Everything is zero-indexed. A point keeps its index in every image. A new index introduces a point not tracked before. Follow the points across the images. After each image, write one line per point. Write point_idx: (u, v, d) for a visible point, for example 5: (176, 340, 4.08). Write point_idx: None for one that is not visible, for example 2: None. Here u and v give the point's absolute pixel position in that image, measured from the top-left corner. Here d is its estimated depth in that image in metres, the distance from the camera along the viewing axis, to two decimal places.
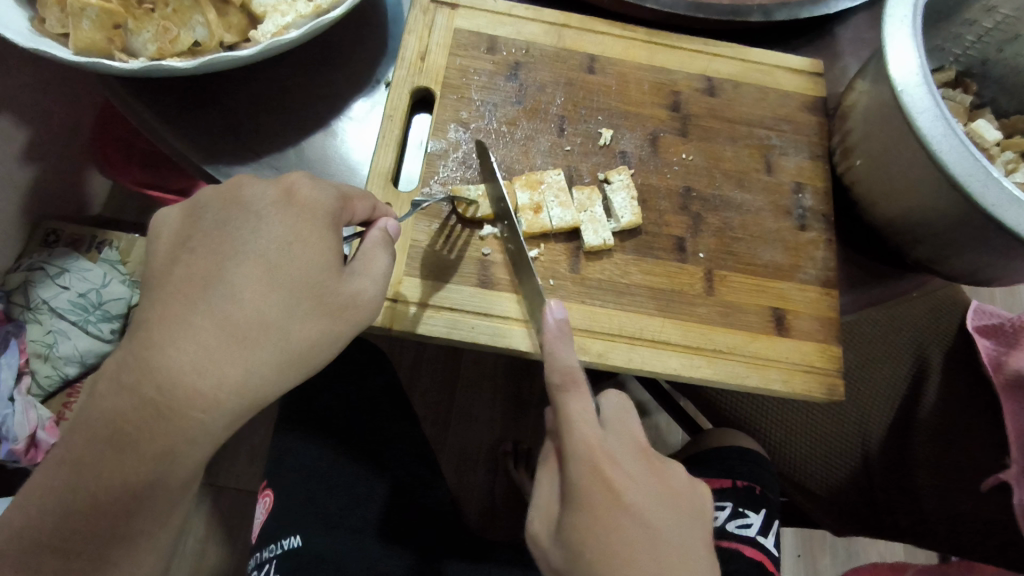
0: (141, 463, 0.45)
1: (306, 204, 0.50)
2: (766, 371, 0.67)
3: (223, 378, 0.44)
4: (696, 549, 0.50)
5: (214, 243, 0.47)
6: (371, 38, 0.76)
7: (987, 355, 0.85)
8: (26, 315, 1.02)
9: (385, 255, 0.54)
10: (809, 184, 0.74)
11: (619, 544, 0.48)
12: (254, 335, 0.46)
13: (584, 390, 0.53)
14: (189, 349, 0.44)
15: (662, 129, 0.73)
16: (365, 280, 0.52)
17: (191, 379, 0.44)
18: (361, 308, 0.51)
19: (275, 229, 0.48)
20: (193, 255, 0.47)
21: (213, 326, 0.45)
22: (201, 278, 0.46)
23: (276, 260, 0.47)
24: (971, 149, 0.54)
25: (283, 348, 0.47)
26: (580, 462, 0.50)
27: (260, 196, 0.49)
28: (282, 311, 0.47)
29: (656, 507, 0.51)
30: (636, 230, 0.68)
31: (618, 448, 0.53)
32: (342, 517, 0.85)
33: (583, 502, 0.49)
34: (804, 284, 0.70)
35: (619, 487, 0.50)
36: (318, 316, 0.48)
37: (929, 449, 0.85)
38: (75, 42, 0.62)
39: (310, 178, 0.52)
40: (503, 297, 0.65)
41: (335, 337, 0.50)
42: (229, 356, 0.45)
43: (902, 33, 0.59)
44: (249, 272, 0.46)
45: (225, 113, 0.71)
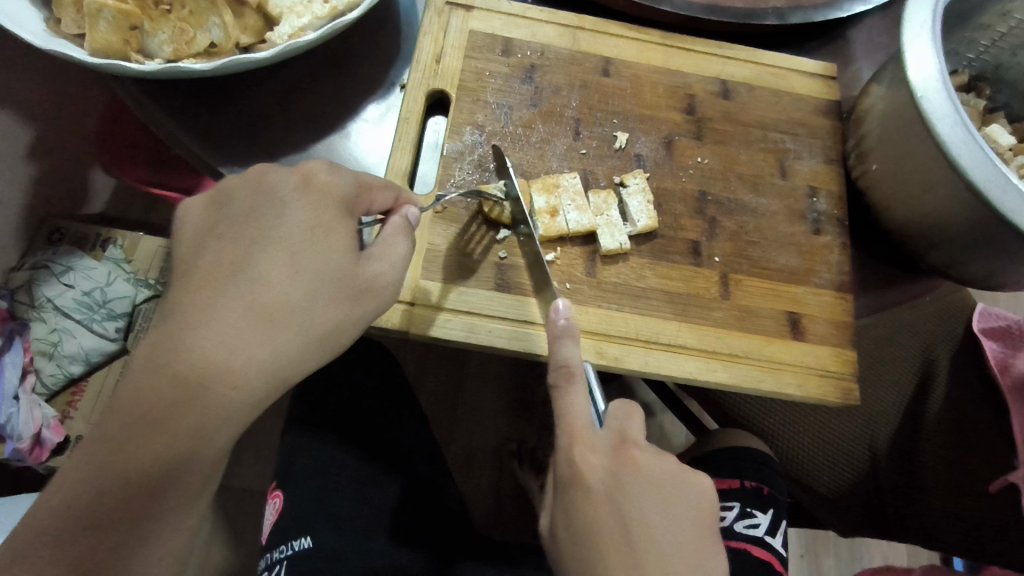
0: (177, 440, 0.44)
1: (323, 191, 0.50)
2: (780, 375, 0.67)
3: (252, 357, 0.45)
4: (651, 521, 0.48)
5: (240, 232, 0.47)
6: (385, 38, 0.76)
7: (993, 357, 0.86)
8: (31, 314, 1.01)
9: (405, 241, 0.53)
10: (824, 188, 0.74)
11: (584, 527, 0.48)
12: (281, 316, 0.46)
13: (578, 382, 0.54)
14: (216, 334, 0.44)
15: (677, 133, 0.73)
16: (383, 263, 0.51)
17: (217, 364, 0.44)
18: (382, 291, 0.51)
19: (296, 216, 0.48)
20: (219, 243, 0.47)
21: (237, 311, 0.45)
22: (228, 263, 0.46)
23: (297, 244, 0.48)
24: (988, 156, 0.54)
25: (307, 329, 0.47)
26: (560, 454, 0.51)
27: (279, 184, 0.49)
28: (305, 294, 0.47)
29: (615, 476, 0.49)
30: (652, 234, 0.69)
31: (603, 439, 0.51)
32: (355, 515, 0.86)
33: (566, 491, 0.50)
34: (819, 289, 0.70)
35: (596, 483, 0.49)
36: (340, 301, 0.49)
37: (939, 450, 0.85)
38: (91, 43, 0.61)
39: (329, 165, 0.52)
40: (525, 302, 0.65)
41: (356, 320, 0.50)
42: (258, 336, 0.45)
43: (921, 38, 0.59)
44: (274, 259, 0.47)
45: (241, 112, 0.71)
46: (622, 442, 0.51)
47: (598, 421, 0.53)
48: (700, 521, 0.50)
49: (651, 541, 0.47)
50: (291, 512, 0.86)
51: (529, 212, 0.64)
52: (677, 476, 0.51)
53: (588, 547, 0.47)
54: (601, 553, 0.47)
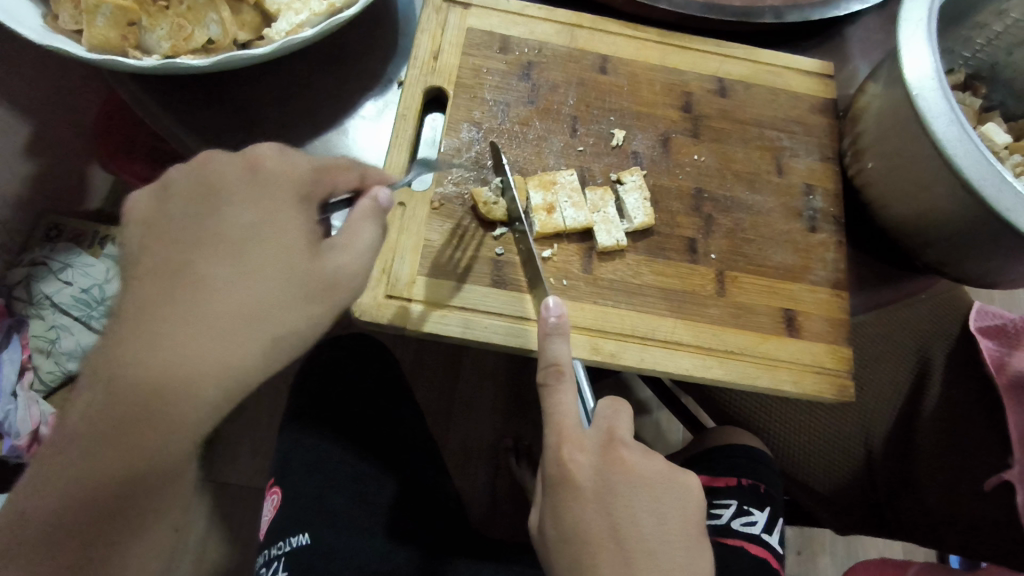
0: (171, 430, 0.45)
1: (270, 179, 0.50)
2: (776, 371, 0.67)
3: (226, 349, 0.45)
4: (640, 521, 0.49)
5: (192, 228, 0.48)
6: (383, 34, 0.77)
7: (989, 356, 0.86)
8: (29, 311, 1.02)
9: (372, 227, 0.52)
10: (820, 186, 0.74)
11: (574, 527, 0.48)
12: (249, 307, 0.46)
13: (566, 380, 0.54)
14: (176, 331, 0.44)
15: (674, 130, 0.73)
16: (347, 248, 0.51)
17: (180, 362, 0.44)
18: (352, 277, 0.51)
19: (246, 207, 0.49)
20: (178, 239, 0.47)
21: (194, 307, 0.45)
22: (192, 258, 0.47)
23: (255, 236, 0.48)
24: (984, 154, 0.55)
25: (278, 317, 0.47)
26: (550, 451, 0.51)
27: (224, 177, 0.49)
28: (272, 283, 0.47)
29: (603, 476, 0.49)
30: (648, 231, 0.69)
31: (593, 438, 0.51)
32: (353, 513, 0.86)
33: (554, 491, 0.50)
34: (814, 286, 0.70)
35: (584, 482, 0.49)
36: (300, 288, 0.48)
37: (934, 448, 0.86)
38: (90, 39, 0.62)
39: (277, 153, 0.52)
40: (521, 299, 0.65)
41: (330, 307, 0.50)
42: (228, 329, 0.45)
43: (917, 36, 0.59)
44: (227, 253, 0.47)
45: (238, 108, 0.71)
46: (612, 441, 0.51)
47: (586, 420, 0.54)
48: (690, 520, 0.51)
49: (640, 541, 0.48)
50: (288, 508, 0.86)
51: (526, 209, 0.64)
52: (665, 475, 0.52)
53: (578, 546, 0.48)
54: (591, 553, 0.47)
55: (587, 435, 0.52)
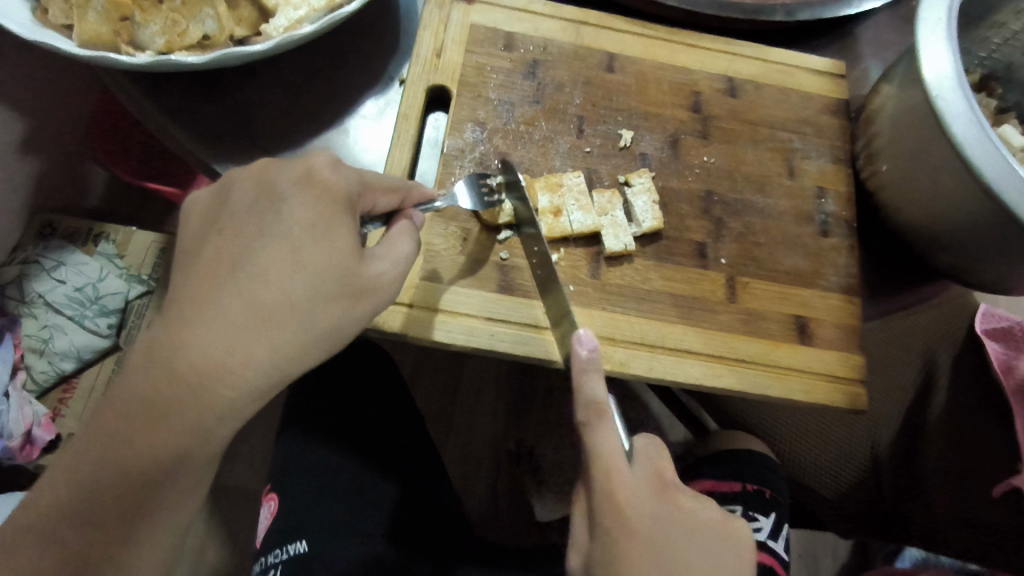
0: (170, 437, 0.43)
1: (324, 186, 0.47)
2: (788, 380, 0.65)
3: (246, 358, 0.43)
4: (696, 568, 0.48)
5: (241, 226, 0.46)
6: (385, 31, 0.74)
7: (998, 358, 0.86)
8: (21, 310, 0.99)
9: (411, 241, 0.51)
10: (832, 189, 0.73)
11: (629, 572, 0.46)
12: (275, 316, 0.44)
13: (610, 422, 0.49)
14: (210, 329, 0.42)
15: (683, 131, 0.72)
16: (386, 263, 0.49)
17: (210, 363, 0.42)
18: (381, 292, 0.48)
19: (296, 212, 0.46)
20: (221, 236, 0.45)
21: (231, 307, 0.43)
22: (229, 258, 0.44)
23: (297, 243, 0.45)
24: (1006, 157, 0.53)
25: (303, 330, 0.44)
26: (601, 497, 0.48)
27: (279, 178, 0.47)
28: (303, 293, 0.45)
29: (658, 523, 0.48)
30: (657, 235, 0.67)
31: (645, 484, 0.50)
32: (350, 524, 0.83)
33: (610, 541, 0.47)
34: (826, 291, 0.69)
35: (644, 528, 0.47)
36: (337, 300, 0.46)
37: (943, 454, 0.84)
38: (80, 34, 0.60)
39: (333, 160, 0.49)
40: (528, 303, 0.64)
41: (356, 321, 0.47)
42: (251, 336, 0.43)
43: (935, 37, 0.57)
44: (271, 257, 0.44)
45: (237, 105, 0.69)
46: (658, 487, 0.51)
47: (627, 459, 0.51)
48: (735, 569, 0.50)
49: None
50: (286, 515, 0.84)
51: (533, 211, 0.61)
52: (706, 521, 0.51)
53: None
54: None
55: (633, 477, 0.50)
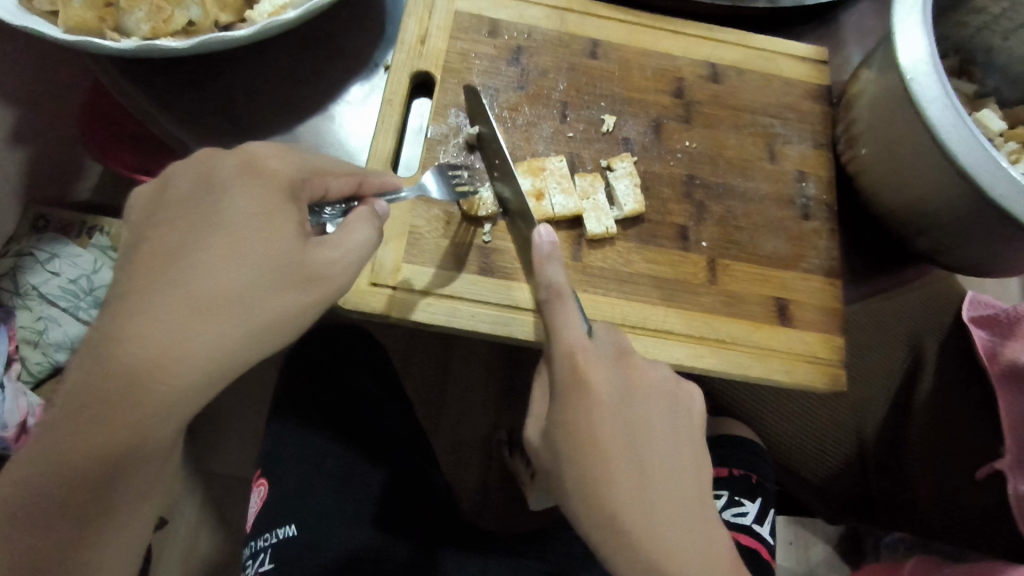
0: (118, 431, 0.43)
1: (267, 173, 0.48)
2: (769, 361, 0.66)
3: (189, 350, 0.43)
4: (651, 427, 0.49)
5: (185, 217, 0.46)
6: (370, 19, 0.75)
7: (982, 345, 0.87)
8: (15, 302, 0.99)
9: (368, 229, 0.52)
10: (813, 173, 0.73)
11: (583, 430, 0.47)
12: (219, 307, 0.44)
13: (570, 303, 0.52)
14: (159, 321, 0.43)
15: (665, 116, 0.72)
16: (337, 250, 0.50)
17: (158, 355, 0.43)
18: (331, 278, 0.49)
19: (239, 200, 0.46)
20: (162, 229, 0.46)
21: (178, 297, 0.43)
22: (170, 251, 0.45)
23: (238, 233, 0.45)
24: (981, 141, 0.53)
25: (249, 320, 0.45)
26: (561, 369, 0.49)
27: (220, 168, 0.47)
28: (247, 283, 0.45)
29: (616, 386, 0.49)
30: (639, 218, 0.68)
31: (604, 356, 0.50)
32: (337, 508, 0.85)
33: (567, 407, 0.48)
34: (807, 273, 0.69)
35: (604, 393, 0.48)
36: (287, 288, 0.47)
37: (925, 439, 0.86)
38: (65, 20, 0.60)
39: (274, 147, 0.50)
40: (512, 286, 0.64)
41: (307, 308, 0.48)
42: (194, 330, 0.43)
43: (912, 21, 0.58)
44: (216, 246, 0.45)
45: (220, 90, 0.70)
46: (613, 357, 0.51)
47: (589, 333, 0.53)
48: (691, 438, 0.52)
49: (648, 458, 0.48)
50: (276, 501, 0.85)
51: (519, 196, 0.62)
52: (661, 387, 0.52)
53: (585, 450, 0.47)
54: (600, 453, 0.47)
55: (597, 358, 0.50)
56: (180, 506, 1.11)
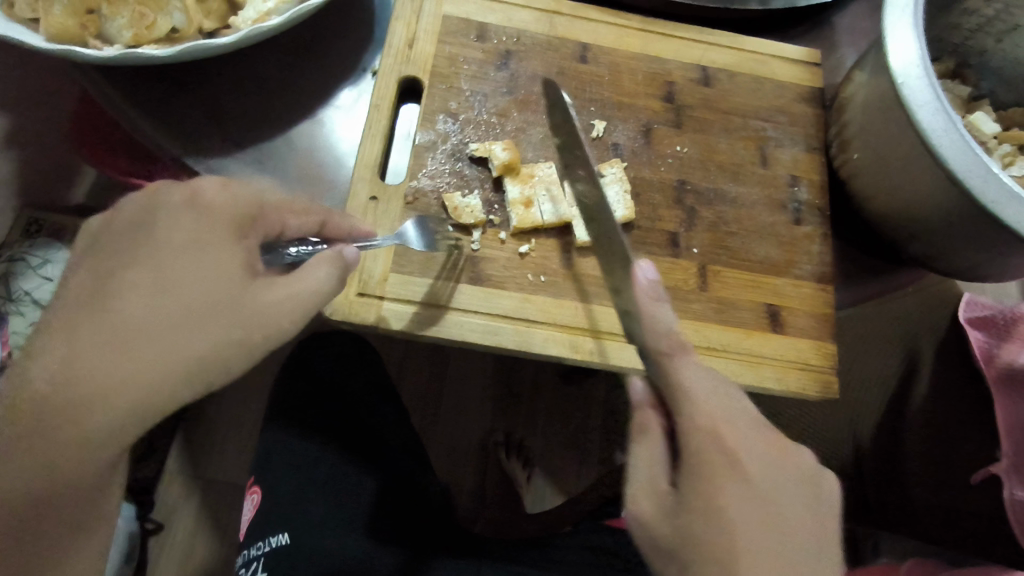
0: (48, 466, 0.43)
1: (210, 207, 0.48)
2: (760, 369, 0.66)
3: (116, 386, 0.42)
4: (790, 500, 0.46)
5: (118, 252, 0.45)
6: (357, 25, 0.74)
7: (979, 348, 0.86)
8: (8, 307, 0.98)
9: (328, 269, 0.50)
10: (805, 177, 0.73)
11: (718, 498, 0.44)
12: (152, 343, 0.43)
13: (690, 356, 0.48)
14: (82, 359, 0.42)
15: (656, 121, 0.72)
16: (282, 288, 0.48)
17: (85, 392, 0.42)
18: (274, 317, 0.47)
19: (175, 236, 0.46)
20: (99, 260, 0.45)
21: (104, 335, 0.42)
22: (102, 284, 0.44)
23: (175, 267, 0.45)
24: (973, 146, 0.53)
25: (181, 356, 0.44)
26: (694, 430, 0.46)
27: (162, 200, 0.47)
28: (183, 318, 0.44)
29: (756, 454, 0.46)
30: (629, 225, 0.67)
31: (741, 418, 0.47)
32: (331, 517, 0.84)
33: (706, 474, 0.45)
34: (799, 280, 0.69)
35: (744, 459, 0.45)
36: (224, 324, 0.45)
37: (921, 441, 0.88)
38: (47, 27, 0.59)
39: (222, 179, 0.50)
40: (500, 296, 0.64)
41: (245, 351, 0.46)
42: (122, 365, 0.42)
43: (903, 23, 0.57)
44: (146, 282, 0.44)
45: (207, 98, 0.69)
46: (745, 417, 0.48)
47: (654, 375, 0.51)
48: (820, 511, 0.48)
49: (783, 542, 0.45)
50: (267, 511, 0.85)
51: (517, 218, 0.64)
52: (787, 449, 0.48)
53: (720, 522, 0.44)
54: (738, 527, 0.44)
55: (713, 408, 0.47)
56: (174, 515, 1.10)
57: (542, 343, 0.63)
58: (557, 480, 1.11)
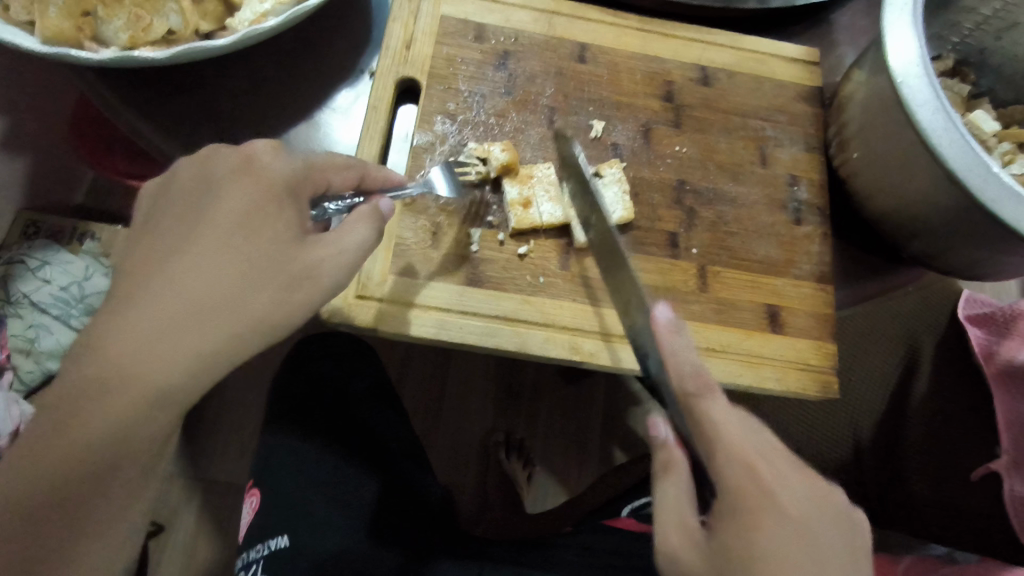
0: (94, 433, 0.42)
1: (265, 173, 0.47)
2: (760, 369, 0.65)
3: (175, 349, 0.42)
4: (827, 541, 0.46)
5: (174, 221, 0.45)
6: (355, 26, 0.74)
7: (979, 344, 0.87)
8: (8, 310, 0.98)
9: (368, 228, 0.50)
10: (805, 177, 0.73)
11: (754, 533, 0.44)
12: (210, 306, 0.43)
13: (717, 390, 0.49)
14: (136, 322, 0.42)
15: (655, 121, 0.71)
16: (330, 248, 0.48)
17: (142, 354, 0.41)
18: (320, 278, 0.47)
19: (227, 200, 0.46)
20: (159, 227, 0.45)
21: (163, 300, 0.42)
22: (162, 250, 0.44)
23: (230, 231, 0.45)
24: (971, 144, 0.53)
25: (235, 318, 0.44)
26: (730, 464, 0.46)
27: (217, 167, 0.47)
28: (237, 281, 0.44)
29: (791, 489, 0.47)
30: (628, 226, 0.67)
31: (771, 451, 0.48)
32: (328, 519, 0.83)
33: (744, 507, 0.45)
34: (798, 280, 0.69)
35: (780, 493, 0.46)
36: (276, 286, 0.45)
37: (924, 432, 0.85)
38: (42, 30, 0.58)
39: (272, 144, 0.49)
40: (501, 297, 0.64)
41: (291, 310, 0.46)
42: (181, 327, 0.42)
43: (901, 22, 0.57)
44: (201, 246, 0.44)
45: (204, 101, 0.69)
46: (778, 456, 0.48)
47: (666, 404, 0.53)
48: (859, 558, 0.47)
49: None
50: (266, 515, 0.85)
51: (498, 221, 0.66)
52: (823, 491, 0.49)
53: (759, 558, 0.43)
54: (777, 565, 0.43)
55: (746, 441, 0.48)
56: (174, 518, 1.10)
57: (542, 344, 0.63)
58: (558, 479, 1.11)
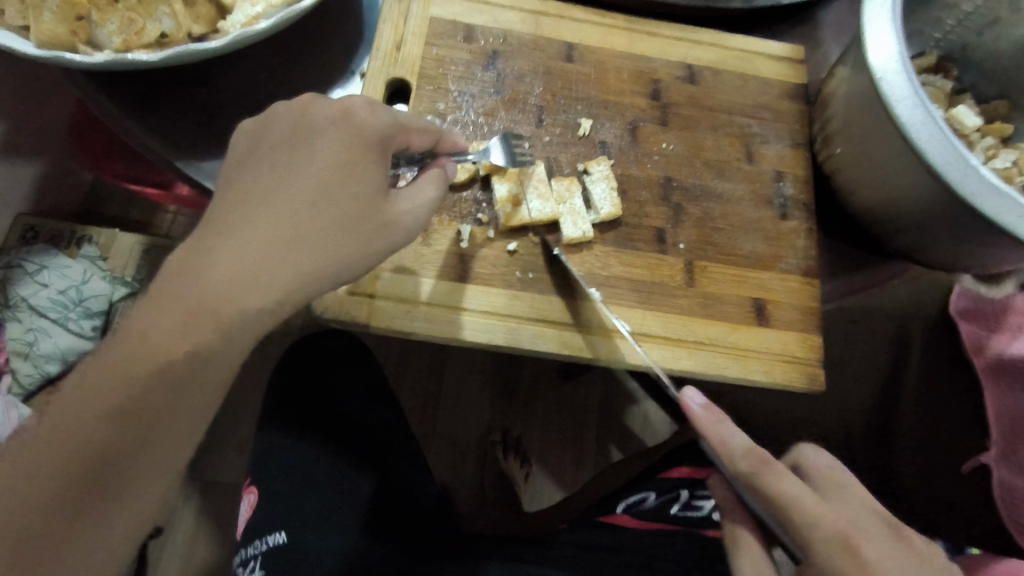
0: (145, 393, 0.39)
1: (364, 124, 0.48)
2: (748, 361, 0.66)
3: (272, 280, 0.42)
4: None
5: (272, 161, 0.45)
6: (345, 29, 0.75)
7: (970, 339, 0.89)
8: (7, 313, 0.99)
9: (436, 187, 0.53)
10: (791, 172, 0.74)
11: None
12: (306, 242, 0.44)
13: (776, 464, 0.47)
14: (237, 251, 0.41)
15: (643, 118, 0.72)
16: (409, 205, 0.50)
17: (241, 280, 0.41)
18: (397, 231, 0.49)
19: (327, 147, 0.46)
20: (258, 165, 0.45)
21: (264, 232, 0.42)
22: (261, 189, 0.44)
23: (328, 177, 0.45)
24: (950, 139, 0.53)
25: (324, 257, 0.44)
26: (815, 537, 0.44)
27: (317, 116, 0.47)
28: (332, 223, 0.45)
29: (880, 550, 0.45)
30: (616, 222, 0.68)
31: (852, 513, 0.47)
32: (326, 518, 0.84)
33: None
34: (785, 273, 0.70)
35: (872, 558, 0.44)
36: (362, 232, 0.47)
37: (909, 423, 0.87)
38: (37, 35, 0.59)
39: (369, 102, 0.50)
40: (489, 292, 0.64)
41: (372, 253, 0.47)
42: (279, 259, 0.42)
43: (881, 19, 0.58)
44: (304, 185, 0.44)
45: (198, 104, 0.69)
46: (863, 520, 0.47)
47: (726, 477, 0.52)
48: None
49: None
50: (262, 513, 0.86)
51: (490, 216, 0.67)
52: (917, 557, 0.46)
53: None
54: None
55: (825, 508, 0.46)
56: (173, 518, 1.10)
57: (533, 338, 0.64)
58: (555, 477, 1.12)
